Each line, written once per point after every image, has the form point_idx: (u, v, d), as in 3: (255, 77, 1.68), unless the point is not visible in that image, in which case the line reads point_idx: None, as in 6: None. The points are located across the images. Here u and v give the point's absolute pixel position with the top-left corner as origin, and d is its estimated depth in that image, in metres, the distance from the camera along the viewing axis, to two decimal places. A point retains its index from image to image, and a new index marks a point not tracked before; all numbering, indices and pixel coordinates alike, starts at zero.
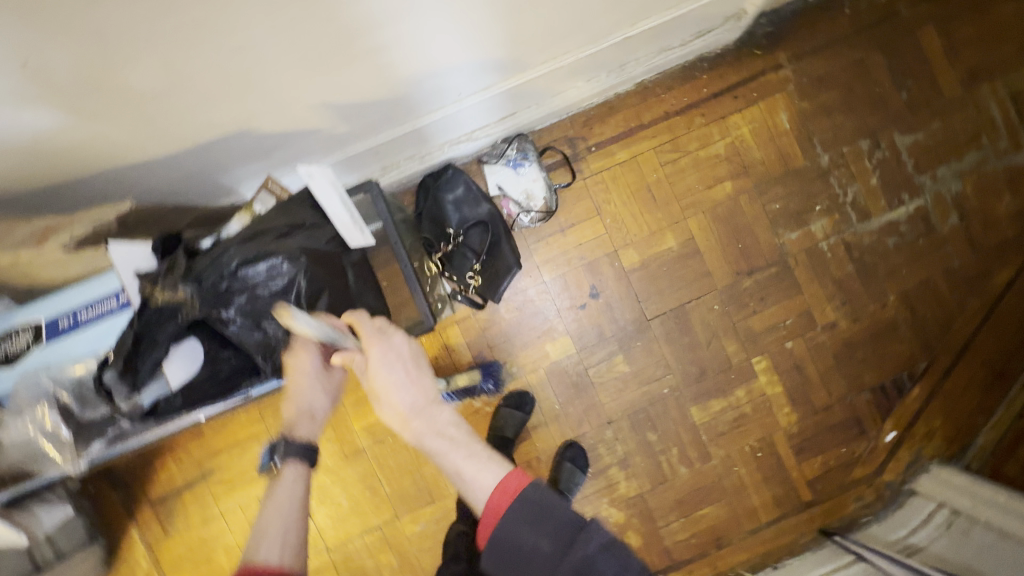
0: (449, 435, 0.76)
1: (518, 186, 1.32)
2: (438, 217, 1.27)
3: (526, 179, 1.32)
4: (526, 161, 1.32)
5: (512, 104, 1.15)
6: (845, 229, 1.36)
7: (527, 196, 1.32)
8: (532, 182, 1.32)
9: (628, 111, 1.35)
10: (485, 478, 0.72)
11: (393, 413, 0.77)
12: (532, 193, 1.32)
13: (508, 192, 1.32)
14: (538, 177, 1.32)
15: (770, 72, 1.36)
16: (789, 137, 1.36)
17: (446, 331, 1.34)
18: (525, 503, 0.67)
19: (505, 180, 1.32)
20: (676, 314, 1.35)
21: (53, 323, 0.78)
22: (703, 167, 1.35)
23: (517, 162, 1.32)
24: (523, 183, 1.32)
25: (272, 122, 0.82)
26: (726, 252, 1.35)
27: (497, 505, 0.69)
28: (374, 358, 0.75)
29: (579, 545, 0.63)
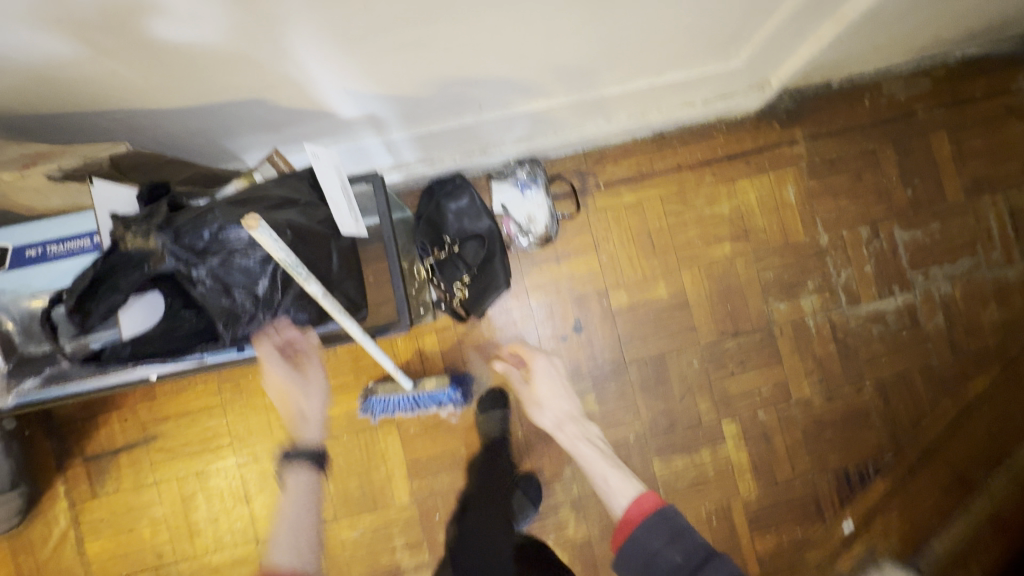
0: (597, 445, 1.11)
1: (521, 208, 1.31)
2: (435, 223, 1.25)
3: (530, 203, 1.30)
4: (533, 185, 1.31)
5: (530, 126, 1.17)
6: (833, 310, 1.37)
7: (528, 219, 1.31)
8: (535, 206, 1.30)
9: (642, 156, 1.37)
10: (628, 491, 0.97)
11: (547, 421, 1.16)
12: (533, 217, 1.31)
13: (510, 212, 1.31)
14: (542, 203, 1.30)
15: (784, 146, 1.39)
16: (793, 211, 1.38)
17: (423, 337, 1.32)
18: (661, 519, 0.88)
19: (509, 200, 1.31)
20: (655, 362, 1.34)
21: (19, 251, 0.80)
22: (705, 224, 1.37)
23: (525, 184, 1.31)
24: (526, 206, 1.31)
25: (290, 95, 0.82)
26: (714, 311, 1.35)
27: (632, 517, 0.91)
28: (535, 373, 1.21)
29: (710, 569, 0.80)
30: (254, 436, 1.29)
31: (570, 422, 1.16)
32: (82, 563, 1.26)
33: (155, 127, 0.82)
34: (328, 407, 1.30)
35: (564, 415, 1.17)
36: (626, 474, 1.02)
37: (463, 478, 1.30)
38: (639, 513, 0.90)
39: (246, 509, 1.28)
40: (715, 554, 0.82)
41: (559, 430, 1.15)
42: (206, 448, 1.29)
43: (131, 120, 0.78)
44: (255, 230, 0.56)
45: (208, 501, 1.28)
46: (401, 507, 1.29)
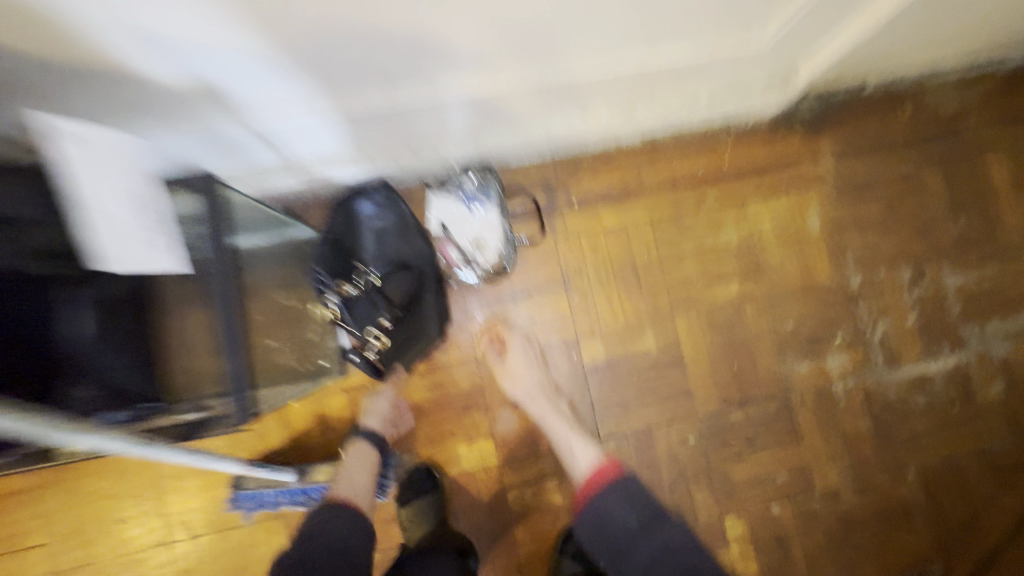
0: (563, 410, 0.94)
1: (466, 229, 0.98)
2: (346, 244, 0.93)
3: (479, 223, 0.97)
4: (484, 200, 0.97)
5: (473, 118, 0.84)
6: (866, 373, 1.07)
7: (476, 244, 0.98)
8: (486, 227, 0.97)
9: (628, 168, 1.06)
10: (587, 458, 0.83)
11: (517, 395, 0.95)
12: (483, 242, 0.98)
13: (452, 234, 0.98)
14: (495, 224, 0.97)
15: (807, 162, 1.10)
16: (817, 244, 1.08)
17: (328, 399, 0.98)
18: (621, 485, 0.77)
19: (450, 218, 0.98)
20: (638, 438, 1.01)
21: None
22: (706, 258, 1.06)
23: (473, 199, 0.97)
24: (473, 227, 0.98)
25: (23, 28, 0.49)
26: (716, 371, 1.04)
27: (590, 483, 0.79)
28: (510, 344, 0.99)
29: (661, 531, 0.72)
30: (81, 535, 0.92)
31: (546, 396, 0.95)
32: None
33: None
34: (189, 494, 0.94)
35: (540, 387, 0.96)
36: (595, 446, 0.85)
37: None
38: (597, 483, 0.78)
39: None
40: (670, 514, 0.74)
41: (529, 404, 0.94)
42: (9, 551, 0.92)
43: None
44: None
45: None
46: None
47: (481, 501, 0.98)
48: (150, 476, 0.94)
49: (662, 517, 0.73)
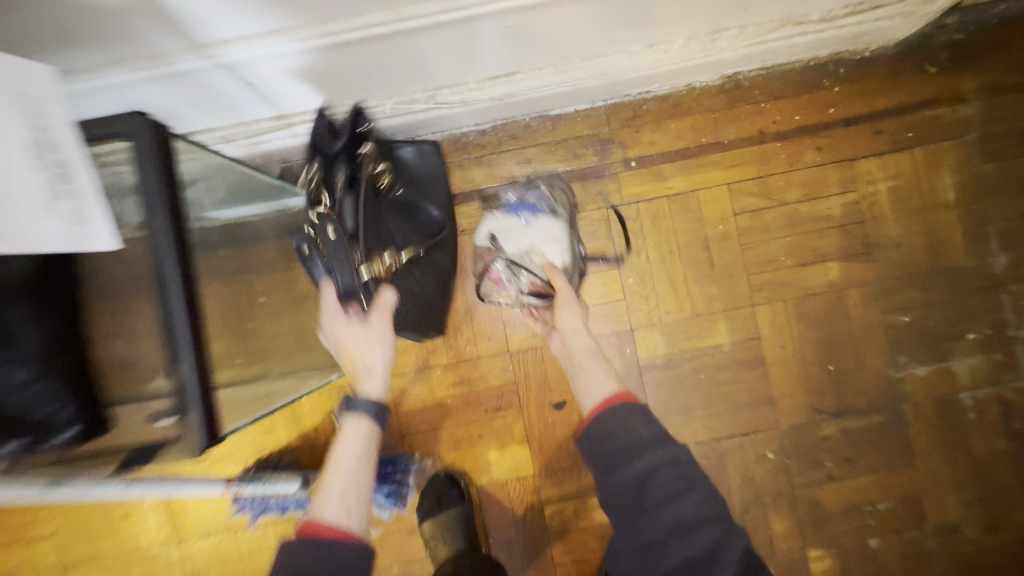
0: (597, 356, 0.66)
1: (520, 241, 0.80)
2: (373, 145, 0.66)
3: (535, 232, 0.79)
4: (541, 208, 0.81)
5: (509, 52, 0.65)
6: (1007, 383, 0.83)
7: (531, 257, 0.79)
8: (542, 235, 0.79)
9: (701, 117, 0.84)
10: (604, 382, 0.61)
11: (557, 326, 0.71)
12: (539, 254, 0.79)
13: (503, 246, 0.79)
14: (558, 236, 0.79)
15: (944, 106, 0.84)
16: (951, 214, 0.84)
17: (340, 392, 0.85)
18: (653, 420, 0.56)
19: (501, 229, 0.80)
20: (704, 451, 0.84)
21: None
22: (800, 231, 0.84)
23: (525, 206, 0.81)
24: (529, 239, 0.79)
25: None
26: (806, 373, 0.84)
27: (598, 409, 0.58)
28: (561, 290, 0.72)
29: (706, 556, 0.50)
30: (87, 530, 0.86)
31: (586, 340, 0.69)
32: None
33: None
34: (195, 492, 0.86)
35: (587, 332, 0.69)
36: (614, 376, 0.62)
37: None
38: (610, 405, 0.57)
39: None
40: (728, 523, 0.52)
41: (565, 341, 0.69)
42: (16, 543, 0.87)
43: None
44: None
45: None
46: None
47: (513, 514, 0.85)
48: None
49: (680, 455, 0.54)
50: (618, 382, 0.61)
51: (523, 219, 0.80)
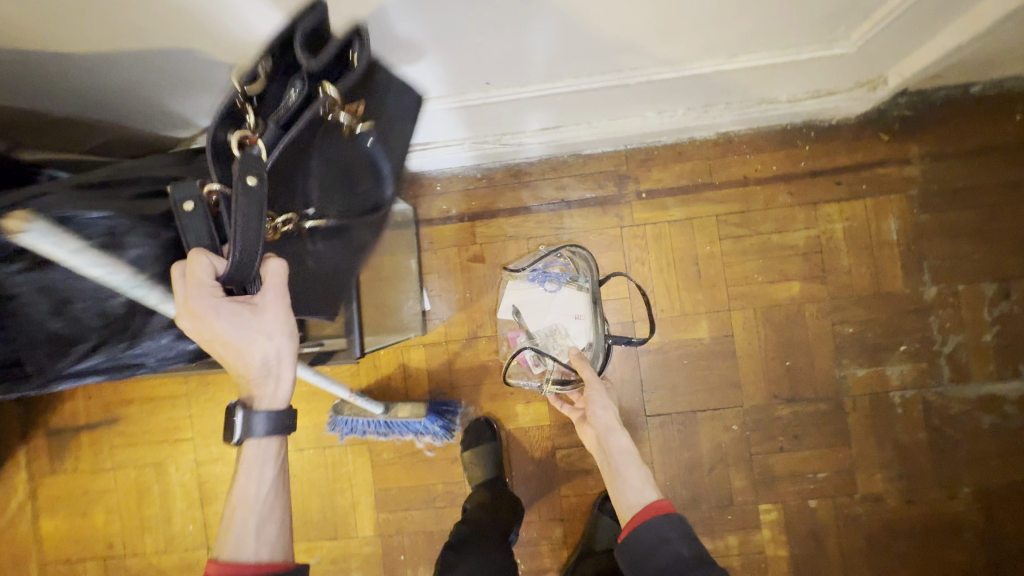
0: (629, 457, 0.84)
1: (550, 318, 1.04)
2: (398, 114, 0.69)
3: (561, 309, 1.03)
4: (563, 279, 1.04)
5: (557, 114, 0.94)
6: (928, 387, 1.06)
7: (556, 334, 1.03)
8: (566, 312, 1.03)
9: (699, 163, 1.10)
10: (645, 494, 0.80)
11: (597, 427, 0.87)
12: (563, 329, 1.03)
13: (533, 321, 1.05)
14: (580, 311, 1.02)
15: (892, 167, 1.07)
16: (892, 251, 1.07)
17: (408, 351, 1.13)
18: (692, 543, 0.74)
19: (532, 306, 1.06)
20: (683, 419, 1.09)
21: None
22: (770, 257, 1.08)
23: (552, 279, 1.05)
24: (557, 315, 1.03)
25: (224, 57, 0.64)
26: (768, 366, 1.08)
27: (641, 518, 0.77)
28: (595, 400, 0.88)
29: None
30: (217, 436, 1.18)
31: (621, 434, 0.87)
32: (36, 538, 1.21)
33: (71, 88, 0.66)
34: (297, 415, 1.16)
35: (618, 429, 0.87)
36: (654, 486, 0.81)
37: (437, 518, 1.12)
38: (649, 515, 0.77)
39: (199, 513, 1.18)
40: None
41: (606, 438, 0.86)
42: (167, 440, 1.19)
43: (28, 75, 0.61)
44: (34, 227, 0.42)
45: (164, 497, 1.19)
46: (364, 541, 1.14)
47: (532, 455, 1.11)
48: None
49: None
50: (657, 493, 0.81)
51: (549, 290, 1.05)
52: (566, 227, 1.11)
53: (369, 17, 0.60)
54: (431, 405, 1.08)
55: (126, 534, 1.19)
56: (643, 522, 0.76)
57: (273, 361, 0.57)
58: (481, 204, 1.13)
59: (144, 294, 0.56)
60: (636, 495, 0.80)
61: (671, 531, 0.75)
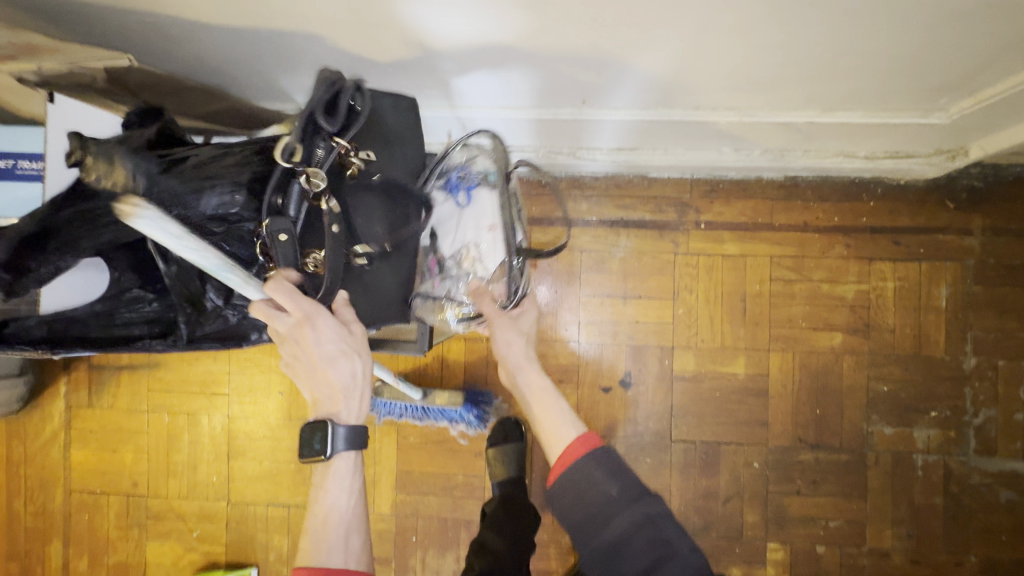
0: (541, 386, 0.80)
1: (453, 237, 0.80)
2: (405, 130, 0.73)
3: (469, 221, 0.79)
4: (475, 180, 0.79)
5: (638, 137, 0.95)
6: (952, 454, 1.07)
7: (463, 261, 0.79)
8: (479, 229, 0.78)
9: (761, 202, 1.11)
10: (567, 431, 0.75)
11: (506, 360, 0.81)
12: (472, 255, 0.79)
13: (442, 242, 0.81)
14: (491, 220, 0.78)
15: (952, 234, 1.08)
16: (938, 317, 1.08)
17: (448, 343, 1.16)
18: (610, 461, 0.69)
19: (443, 223, 0.81)
20: (706, 449, 1.11)
21: None
22: (817, 304, 1.10)
23: (462, 186, 0.80)
24: (466, 232, 0.79)
25: (350, 39, 0.67)
26: (798, 410, 1.10)
27: (570, 453, 0.71)
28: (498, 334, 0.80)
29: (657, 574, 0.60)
30: (252, 395, 1.22)
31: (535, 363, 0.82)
32: (65, 466, 1.25)
33: (198, 50, 0.70)
34: None
35: (529, 354, 0.82)
36: (577, 422, 0.76)
37: (453, 506, 1.16)
38: (577, 452, 0.70)
39: (224, 466, 1.22)
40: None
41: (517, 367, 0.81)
42: (203, 392, 1.23)
43: (163, 29, 0.65)
44: (134, 216, 0.47)
45: (193, 445, 1.23)
46: (379, 517, 1.17)
47: (554, 461, 1.14)
48: None
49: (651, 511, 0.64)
50: (580, 429, 0.75)
51: (460, 202, 0.80)
52: (621, 245, 1.13)
53: (468, 25, 0.63)
54: (467, 394, 1.12)
55: (151, 475, 1.24)
56: (569, 464, 0.70)
57: (354, 381, 0.65)
58: (541, 211, 1.14)
59: (228, 277, 0.56)
60: (558, 437, 0.75)
61: (603, 463, 0.69)
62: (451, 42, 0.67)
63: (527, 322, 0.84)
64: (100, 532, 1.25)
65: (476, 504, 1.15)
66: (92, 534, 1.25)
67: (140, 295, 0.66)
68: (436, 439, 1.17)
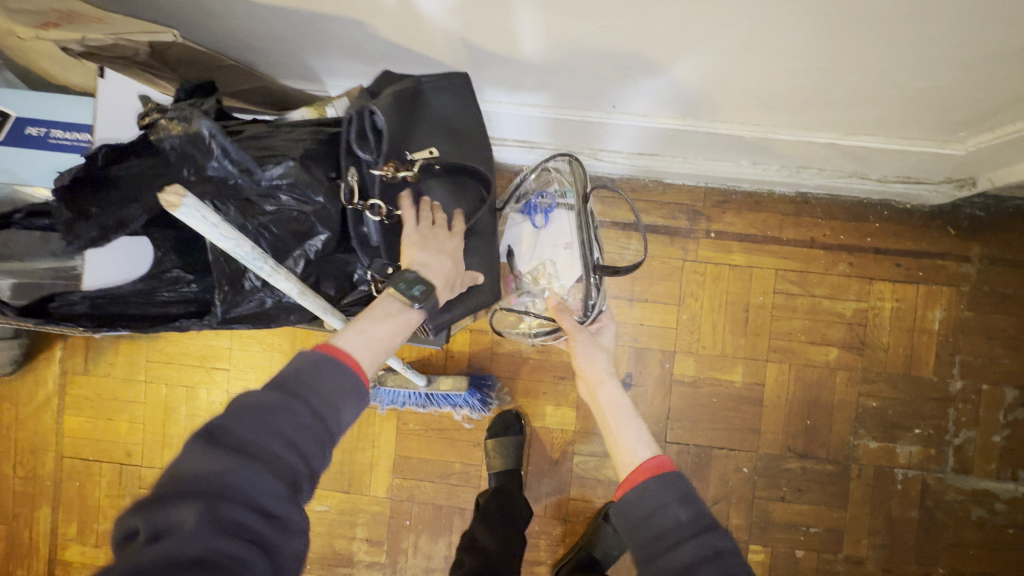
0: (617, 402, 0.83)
1: (534, 255, 0.92)
2: (455, 114, 0.73)
3: (547, 241, 0.91)
4: (557, 199, 0.92)
5: (660, 144, 0.95)
6: (931, 470, 1.12)
7: (541, 277, 0.91)
8: (551, 248, 0.90)
9: (772, 215, 1.13)
10: (640, 454, 0.75)
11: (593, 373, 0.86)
12: (549, 270, 0.90)
13: (522, 260, 0.93)
14: (568, 239, 0.89)
15: (951, 260, 1.11)
16: (930, 339, 1.12)
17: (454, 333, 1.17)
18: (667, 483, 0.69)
19: (525, 243, 0.93)
20: (698, 452, 1.14)
21: (25, 128, 0.68)
22: (817, 319, 1.13)
23: (541, 210, 0.92)
24: (545, 250, 0.91)
25: (391, 29, 0.67)
26: (789, 420, 1.13)
27: (635, 476, 0.71)
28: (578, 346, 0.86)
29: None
30: (253, 372, 1.22)
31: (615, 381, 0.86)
32: (58, 431, 1.25)
33: (234, 25, 0.69)
34: None
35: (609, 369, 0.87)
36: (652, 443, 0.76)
37: (449, 493, 1.18)
38: (648, 472, 0.70)
39: None
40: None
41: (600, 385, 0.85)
42: (203, 367, 1.22)
43: (203, 3, 0.64)
44: (176, 208, 0.46)
45: (190, 418, 1.23)
46: (374, 500, 1.19)
47: (550, 455, 1.17)
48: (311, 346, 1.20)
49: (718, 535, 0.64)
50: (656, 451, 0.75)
51: (537, 224, 0.92)
52: (632, 248, 1.15)
53: (514, 26, 0.63)
54: (472, 377, 1.14)
55: (146, 445, 1.24)
56: (639, 483, 0.70)
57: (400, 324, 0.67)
58: None
59: (258, 265, 0.55)
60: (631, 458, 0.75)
61: (676, 488, 0.68)
62: (494, 41, 0.67)
63: (606, 337, 0.93)
64: (92, 499, 1.25)
65: (470, 492, 1.17)
66: (82, 501, 1.25)
67: (180, 277, 0.69)
68: (436, 427, 1.18)
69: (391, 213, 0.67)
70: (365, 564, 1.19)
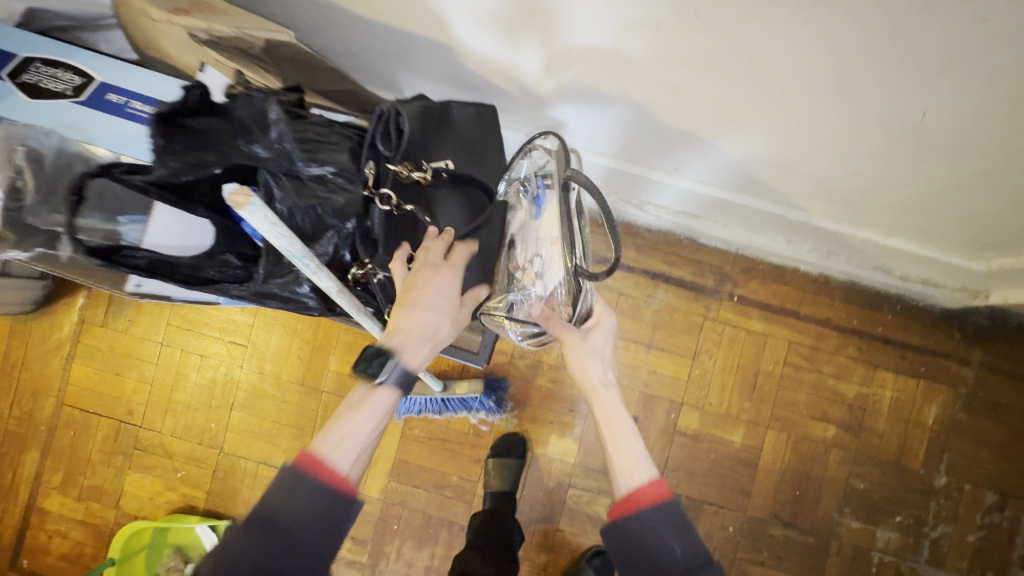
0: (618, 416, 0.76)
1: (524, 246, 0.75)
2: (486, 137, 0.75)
3: (520, 238, 0.76)
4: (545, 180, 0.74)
5: (705, 209, 1.01)
6: (906, 558, 1.16)
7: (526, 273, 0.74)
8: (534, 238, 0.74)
9: (794, 290, 1.18)
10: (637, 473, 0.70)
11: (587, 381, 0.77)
12: (533, 269, 0.73)
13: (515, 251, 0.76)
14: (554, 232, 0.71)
15: (952, 362, 1.17)
16: (923, 433, 1.17)
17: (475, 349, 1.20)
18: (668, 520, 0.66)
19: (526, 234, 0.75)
20: (689, 504, 1.17)
21: (102, 90, 0.67)
22: (820, 395, 1.18)
23: (530, 196, 0.75)
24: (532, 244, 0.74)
25: (494, 69, 0.71)
26: (779, 488, 1.17)
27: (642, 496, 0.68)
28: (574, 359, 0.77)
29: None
30: (272, 354, 1.23)
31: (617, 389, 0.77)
32: (63, 378, 1.25)
33: (344, 33, 0.73)
34: (350, 364, 1.21)
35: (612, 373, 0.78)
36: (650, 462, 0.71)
37: (442, 504, 1.19)
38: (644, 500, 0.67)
39: (224, 415, 1.23)
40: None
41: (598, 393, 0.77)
42: (222, 339, 1.24)
43: (325, 13, 0.69)
44: (242, 208, 0.50)
45: (199, 387, 1.24)
46: (366, 499, 1.20)
47: (546, 484, 1.19)
48: (330, 338, 1.22)
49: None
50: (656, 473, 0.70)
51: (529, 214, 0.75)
52: (657, 297, 1.19)
53: (609, 90, 0.69)
54: (487, 381, 1.16)
55: (150, 407, 1.24)
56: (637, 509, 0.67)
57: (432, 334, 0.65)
58: (593, 246, 1.20)
59: (303, 263, 0.57)
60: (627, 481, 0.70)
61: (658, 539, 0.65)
62: (587, 98, 0.72)
63: (601, 339, 0.78)
64: (83, 451, 1.24)
65: (462, 506, 1.19)
66: (73, 453, 1.24)
67: (231, 263, 0.70)
68: (439, 437, 1.20)
69: (401, 206, 0.67)
70: (345, 561, 1.19)
